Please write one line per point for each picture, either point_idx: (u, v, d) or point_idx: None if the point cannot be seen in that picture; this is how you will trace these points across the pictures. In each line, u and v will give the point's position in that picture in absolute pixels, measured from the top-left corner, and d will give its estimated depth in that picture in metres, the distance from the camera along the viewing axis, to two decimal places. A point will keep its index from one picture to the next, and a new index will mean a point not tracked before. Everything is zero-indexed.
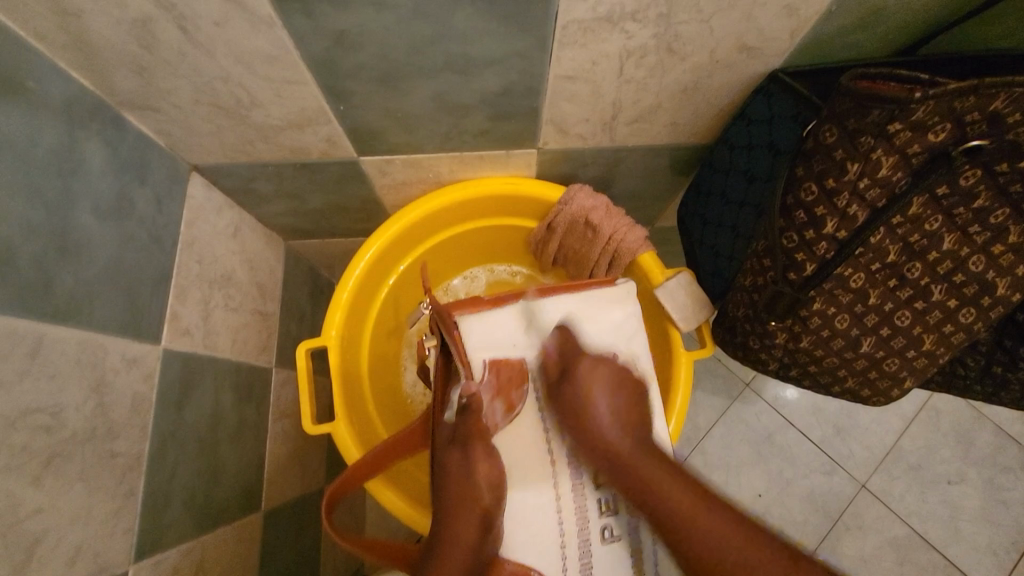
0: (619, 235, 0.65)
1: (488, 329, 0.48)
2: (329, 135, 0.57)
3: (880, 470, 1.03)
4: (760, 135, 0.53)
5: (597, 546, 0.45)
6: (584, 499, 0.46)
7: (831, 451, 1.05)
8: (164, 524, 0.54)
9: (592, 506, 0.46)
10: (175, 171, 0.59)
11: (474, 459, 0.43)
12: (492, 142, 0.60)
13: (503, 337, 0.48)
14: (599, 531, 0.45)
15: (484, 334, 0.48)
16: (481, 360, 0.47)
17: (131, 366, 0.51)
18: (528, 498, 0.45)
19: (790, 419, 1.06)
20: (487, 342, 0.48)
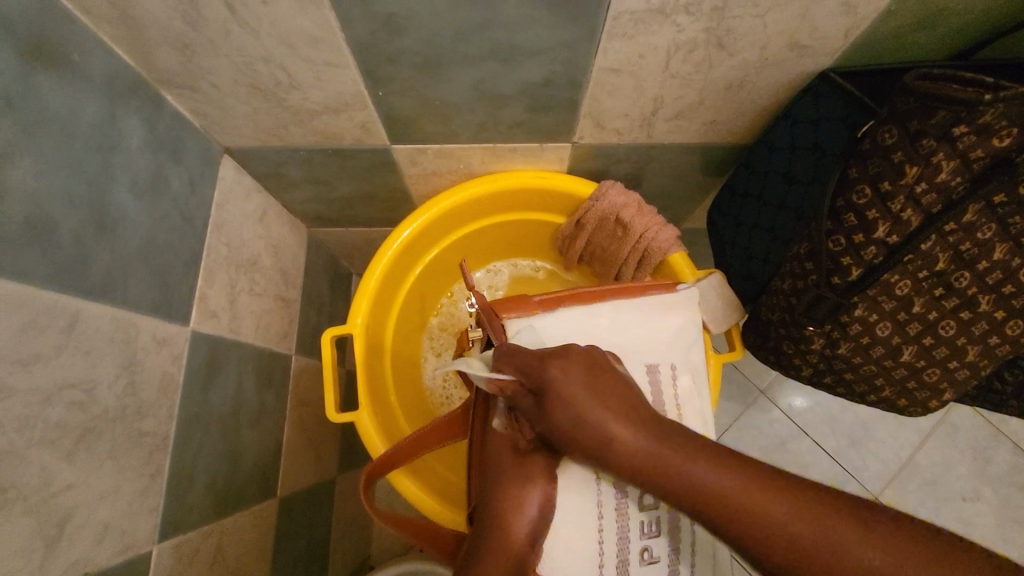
0: (650, 233, 0.65)
1: (539, 330, 0.46)
2: (364, 122, 0.56)
3: (894, 483, 1.02)
4: (803, 137, 0.52)
5: (636, 565, 0.44)
6: (627, 521, 0.44)
7: (845, 461, 1.03)
8: (187, 505, 0.54)
9: (636, 529, 0.44)
10: (208, 153, 0.58)
11: (527, 476, 0.38)
12: (526, 134, 0.59)
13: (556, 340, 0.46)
14: (640, 552, 0.44)
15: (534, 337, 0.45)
16: None
17: (161, 346, 0.50)
18: (570, 511, 0.41)
19: (805, 428, 1.05)
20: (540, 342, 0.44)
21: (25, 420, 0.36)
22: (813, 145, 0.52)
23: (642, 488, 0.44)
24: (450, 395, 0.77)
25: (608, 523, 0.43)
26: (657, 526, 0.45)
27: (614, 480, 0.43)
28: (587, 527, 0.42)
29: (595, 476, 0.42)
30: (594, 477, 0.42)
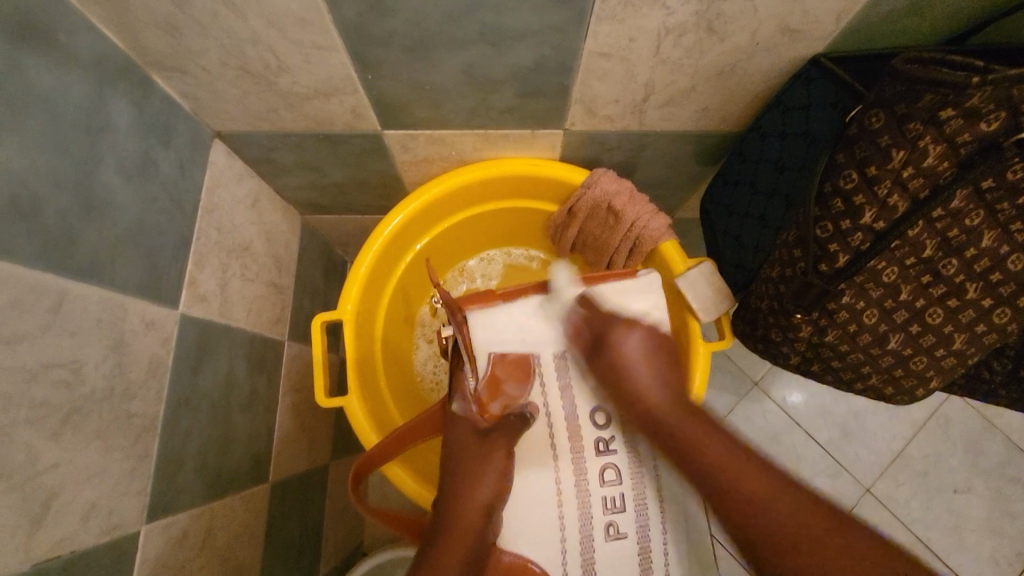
0: (642, 222, 0.64)
1: (493, 325, 0.51)
2: (354, 106, 0.56)
3: (885, 475, 1.03)
4: (795, 123, 0.52)
5: (601, 544, 0.52)
6: (588, 497, 0.53)
7: (837, 453, 1.04)
8: (177, 488, 0.54)
9: (597, 503, 0.53)
10: (199, 137, 0.58)
11: (480, 472, 0.48)
12: (518, 120, 0.59)
13: (513, 333, 0.51)
14: (604, 528, 0.53)
15: (490, 330, 0.50)
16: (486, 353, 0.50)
17: (149, 329, 0.50)
18: (536, 484, 0.53)
19: (798, 419, 1.05)
20: (499, 337, 0.51)
21: (9, 399, 0.37)
22: (805, 132, 0.52)
23: (600, 467, 0.54)
24: (441, 383, 0.77)
25: (568, 500, 0.53)
26: (621, 503, 0.54)
27: (571, 454, 0.54)
28: (549, 498, 0.52)
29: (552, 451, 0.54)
30: (553, 451, 0.54)
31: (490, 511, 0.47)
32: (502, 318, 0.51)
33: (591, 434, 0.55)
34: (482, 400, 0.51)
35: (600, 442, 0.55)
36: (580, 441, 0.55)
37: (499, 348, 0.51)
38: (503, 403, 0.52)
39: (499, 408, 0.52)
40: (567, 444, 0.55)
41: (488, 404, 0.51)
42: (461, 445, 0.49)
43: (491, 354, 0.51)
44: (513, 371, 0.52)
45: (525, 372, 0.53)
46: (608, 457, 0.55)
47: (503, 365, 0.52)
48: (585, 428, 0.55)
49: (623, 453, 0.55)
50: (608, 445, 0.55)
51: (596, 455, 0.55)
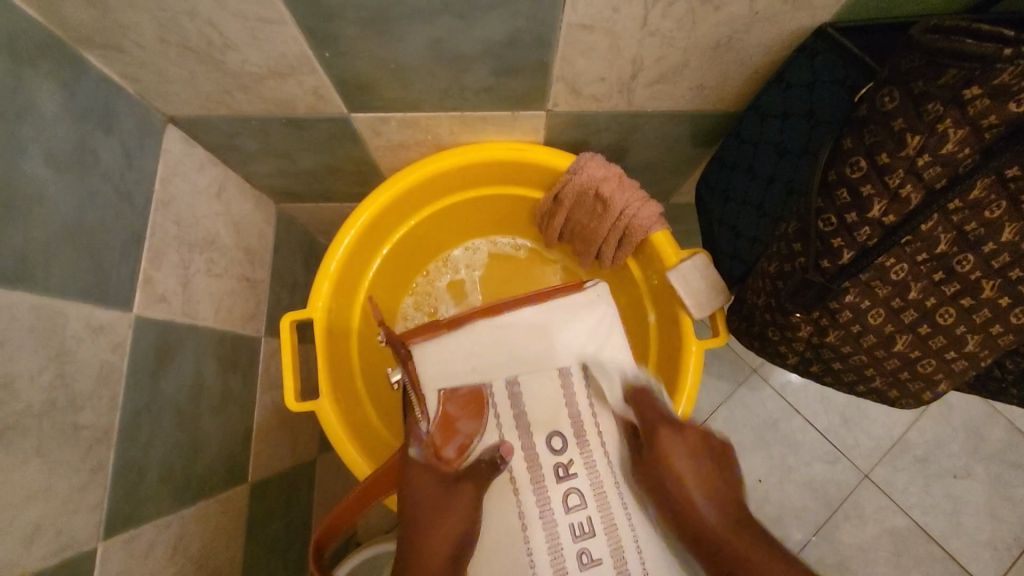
0: (631, 210, 0.60)
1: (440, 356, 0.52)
2: (315, 88, 0.51)
3: (885, 461, 1.00)
4: (798, 102, 0.47)
5: (575, 572, 0.49)
6: (555, 525, 0.51)
7: (836, 439, 1.01)
8: (138, 499, 0.51)
9: (566, 531, 0.51)
10: (148, 122, 0.54)
11: (446, 509, 0.48)
12: (496, 101, 0.54)
13: (460, 364, 0.52)
14: (577, 556, 0.50)
15: (438, 363, 0.52)
16: (435, 392, 0.52)
17: (97, 335, 0.47)
18: (499, 517, 0.52)
19: (796, 406, 1.03)
20: (445, 373, 0.52)
21: None
22: (808, 112, 0.47)
23: (563, 492, 0.53)
24: None
25: (533, 525, 0.51)
26: (590, 526, 0.51)
27: (532, 486, 0.53)
28: (514, 530, 0.51)
29: (513, 487, 0.53)
30: (512, 483, 0.52)
31: (459, 552, 0.47)
32: (446, 351, 0.52)
33: (548, 459, 0.54)
34: (437, 444, 0.52)
35: (559, 467, 0.53)
36: (539, 470, 0.53)
37: (448, 383, 0.52)
38: (460, 445, 0.53)
39: (455, 450, 0.53)
40: (526, 474, 0.53)
41: (443, 446, 0.52)
42: (425, 492, 0.49)
43: (441, 389, 0.52)
44: (464, 408, 0.52)
45: (478, 409, 0.53)
46: (569, 481, 0.53)
47: (453, 403, 0.52)
48: (542, 454, 0.54)
49: (585, 474, 0.53)
50: (568, 470, 0.53)
51: (558, 482, 0.53)
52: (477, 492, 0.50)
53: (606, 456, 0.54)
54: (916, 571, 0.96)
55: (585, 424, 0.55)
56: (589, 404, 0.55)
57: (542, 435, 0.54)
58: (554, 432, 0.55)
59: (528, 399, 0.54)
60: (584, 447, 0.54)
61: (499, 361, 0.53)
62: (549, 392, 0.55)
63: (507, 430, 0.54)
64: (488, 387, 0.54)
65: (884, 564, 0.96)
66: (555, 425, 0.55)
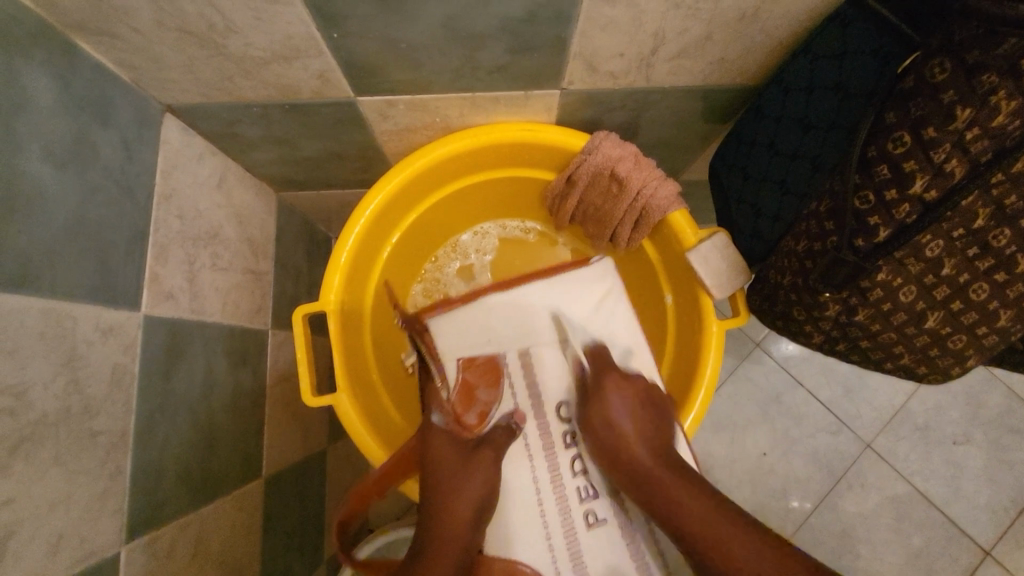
0: (648, 190, 0.59)
1: (455, 329, 0.54)
2: (321, 71, 0.49)
3: (887, 430, 1.01)
4: (826, 75, 0.46)
5: (583, 533, 0.49)
6: (562, 489, 0.50)
7: (838, 410, 1.02)
8: (159, 499, 0.51)
9: (573, 495, 0.50)
10: (145, 113, 0.51)
11: (472, 478, 0.47)
12: (509, 80, 0.52)
13: (473, 337, 0.54)
14: (584, 518, 0.49)
15: (455, 336, 0.54)
16: (452, 361, 0.53)
17: (107, 337, 0.45)
18: (512, 480, 0.50)
19: (800, 379, 1.03)
20: (459, 340, 0.54)
21: None
22: (837, 86, 0.46)
23: (572, 457, 0.52)
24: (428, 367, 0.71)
25: (545, 492, 0.50)
26: (596, 488, 0.50)
27: (542, 452, 0.52)
28: (529, 495, 0.50)
29: (527, 453, 0.52)
30: (526, 450, 0.51)
31: (481, 512, 0.46)
32: (463, 322, 0.54)
33: (557, 427, 0.53)
34: (457, 410, 0.52)
35: (567, 435, 0.52)
36: (549, 437, 0.52)
37: (464, 353, 0.53)
38: (480, 412, 0.52)
39: (475, 417, 0.53)
40: (538, 440, 0.52)
41: (464, 412, 0.52)
42: (445, 453, 0.48)
43: (458, 358, 0.53)
44: (483, 376, 0.53)
45: (495, 379, 0.53)
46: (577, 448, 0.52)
47: (471, 372, 0.53)
48: (551, 422, 0.53)
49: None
50: (575, 437, 0.52)
51: (566, 449, 0.52)
52: (496, 454, 0.49)
53: None
54: (916, 535, 0.98)
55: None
56: None
57: (550, 406, 0.53)
58: (562, 403, 0.53)
59: (540, 371, 0.54)
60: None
61: (507, 331, 0.54)
62: (553, 361, 0.54)
63: (521, 399, 0.53)
64: (503, 359, 0.54)
65: (886, 530, 0.98)
66: (562, 396, 0.53)
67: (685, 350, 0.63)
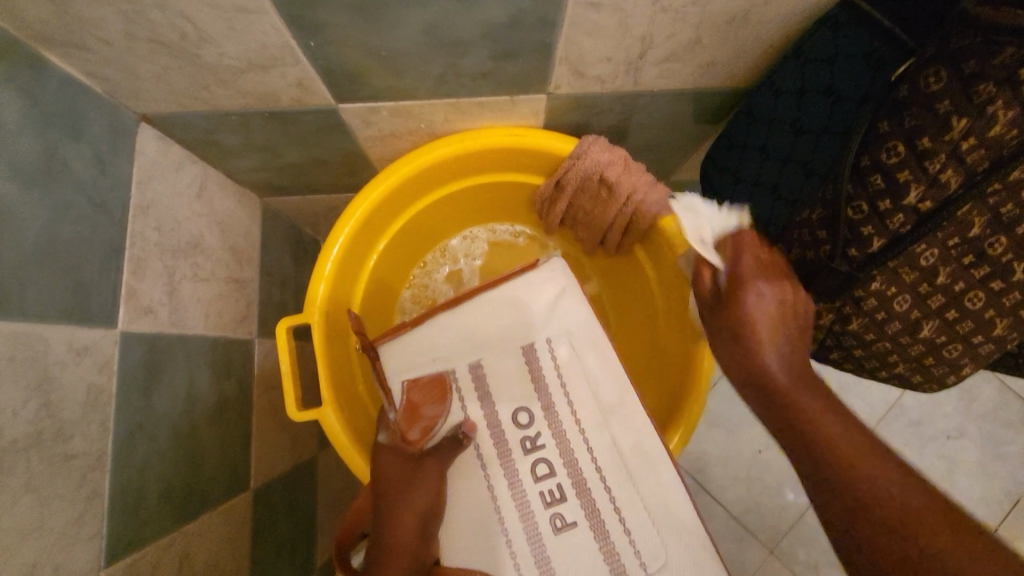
0: (637, 195, 0.58)
1: (408, 350, 0.54)
2: (299, 79, 0.47)
3: (880, 425, 1.01)
4: (818, 78, 0.45)
5: (550, 537, 0.49)
6: (524, 494, 0.51)
7: None
8: (139, 521, 0.49)
9: (536, 499, 0.51)
10: (118, 123, 0.50)
11: (414, 488, 0.49)
12: (494, 86, 0.50)
13: (421, 355, 0.54)
14: (550, 523, 0.50)
15: (404, 356, 0.54)
16: (399, 382, 0.53)
17: (82, 357, 0.44)
18: (470, 491, 0.52)
19: None
20: (409, 359, 0.53)
21: None
22: (829, 89, 0.45)
23: (532, 463, 0.52)
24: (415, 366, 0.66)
25: (505, 503, 0.51)
26: (561, 492, 0.51)
27: (497, 459, 0.52)
28: (487, 506, 0.51)
29: (480, 463, 0.52)
30: (478, 460, 0.52)
31: (427, 519, 0.48)
32: (412, 343, 0.54)
33: (515, 434, 0.53)
34: (402, 428, 0.52)
35: (526, 441, 0.53)
36: (505, 445, 0.53)
37: (411, 373, 0.53)
38: (424, 427, 0.52)
39: (420, 432, 0.52)
40: (491, 449, 0.53)
41: (408, 428, 0.52)
42: (392, 471, 0.49)
43: (405, 379, 0.53)
44: (427, 393, 0.53)
45: (442, 393, 0.54)
46: (538, 453, 0.52)
47: (416, 390, 0.53)
48: (507, 429, 0.53)
49: (554, 445, 0.52)
50: (535, 442, 0.53)
51: (525, 455, 0.52)
52: (441, 465, 0.50)
53: (578, 427, 0.53)
54: None
55: (552, 396, 0.54)
56: (556, 375, 0.54)
57: (506, 412, 0.54)
58: (521, 408, 0.54)
59: (492, 380, 0.54)
60: (552, 420, 0.53)
61: (458, 345, 0.54)
62: (509, 366, 0.55)
63: (473, 410, 0.54)
64: (450, 374, 0.54)
65: None
66: (520, 402, 0.54)
67: (678, 360, 0.62)
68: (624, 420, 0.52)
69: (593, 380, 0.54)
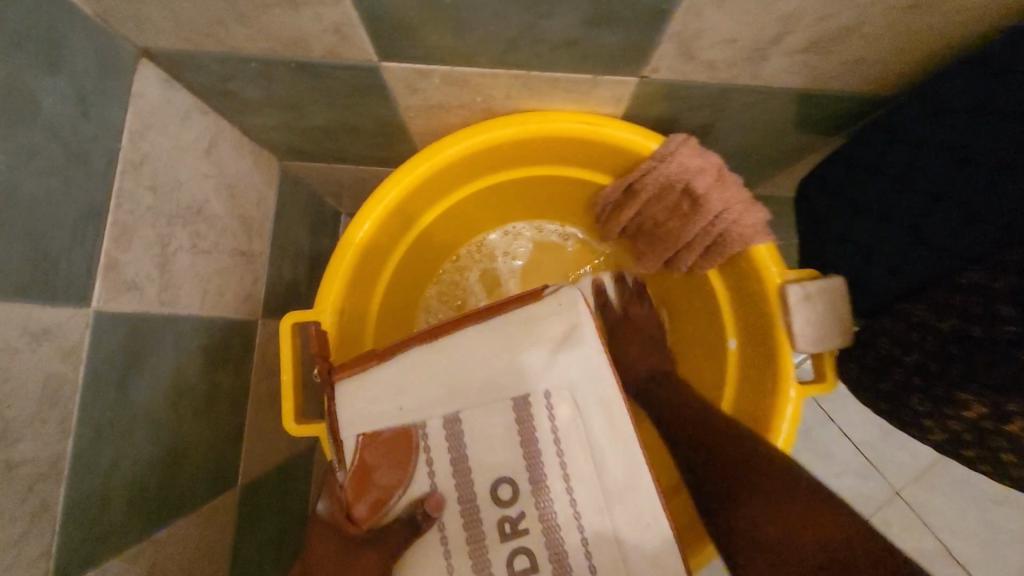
0: (730, 214, 0.48)
1: (368, 394, 0.40)
2: (336, 24, 0.37)
3: (922, 478, 0.84)
4: (1013, 95, 0.34)
5: None
6: None
7: (870, 452, 0.85)
8: (100, 533, 0.42)
9: None
10: (113, 58, 0.41)
11: None
12: (577, 60, 0.40)
13: (382, 399, 0.40)
14: None
15: (361, 399, 0.40)
16: (354, 437, 0.40)
17: (40, 342, 0.36)
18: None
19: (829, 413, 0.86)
20: (369, 407, 0.40)
21: None
22: None
23: (508, 553, 0.40)
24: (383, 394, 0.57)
25: None
26: None
27: (465, 544, 0.41)
28: None
29: (445, 548, 0.41)
30: (441, 544, 0.41)
31: None
32: (371, 384, 0.41)
33: (492, 514, 0.41)
34: (348, 498, 0.40)
35: (505, 522, 0.41)
36: (478, 527, 0.41)
37: (367, 427, 0.40)
38: (375, 499, 0.40)
39: (368, 507, 0.40)
40: (461, 531, 0.41)
41: (355, 500, 0.40)
42: (325, 555, 0.39)
43: (362, 434, 0.40)
44: (387, 456, 0.40)
45: (404, 454, 0.41)
46: (518, 540, 0.40)
47: (374, 450, 0.40)
48: (485, 505, 0.41)
49: (540, 530, 0.40)
50: (516, 525, 0.41)
51: (503, 540, 0.41)
52: (386, 557, 0.39)
53: (571, 510, 0.40)
54: None
55: (545, 466, 0.41)
56: (551, 442, 0.41)
57: (485, 484, 0.41)
58: (504, 478, 0.41)
59: (473, 443, 0.41)
60: (541, 497, 0.41)
61: (429, 392, 0.41)
62: (493, 427, 0.41)
63: (443, 479, 0.41)
64: (418, 429, 0.41)
65: None
66: (504, 473, 0.41)
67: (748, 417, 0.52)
68: (630, 509, 0.40)
69: (597, 448, 0.41)
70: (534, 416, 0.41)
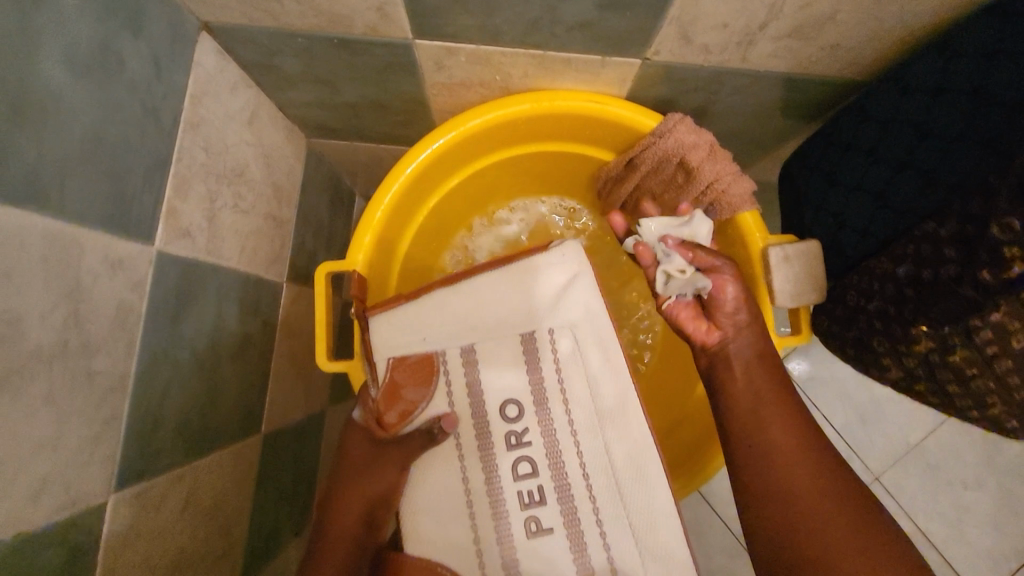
0: (720, 184, 0.53)
1: (403, 325, 0.46)
2: (381, 3, 0.43)
3: (896, 464, 0.89)
4: (963, 75, 0.39)
5: (522, 542, 0.44)
6: (500, 491, 0.45)
7: (850, 439, 0.90)
8: (151, 450, 0.47)
9: (513, 498, 0.45)
10: (180, 28, 0.46)
11: (366, 478, 0.46)
12: (589, 42, 0.46)
13: (412, 329, 0.46)
14: (524, 526, 0.44)
15: (394, 329, 0.46)
16: (384, 359, 0.46)
17: (116, 270, 0.41)
18: (439, 479, 0.46)
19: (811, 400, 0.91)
20: (400, 335, 0.46)
21: None
22: (975, 89, 0.39)
23: (513, 460, 0.45)
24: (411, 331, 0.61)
25: (478, 496, 0.45)
26: (541, 494, 0.44)
27: (477, 453, 0.46)
28: (458, 496, 0.45)
29: (458, 453, 0.46)
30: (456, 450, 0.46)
31: (378, 507, 0.46)
32: (403, 316, 0.46)
33: (500, 427, 0.46)
34: (379, 409, 0.46)
35: (511, 435, 0.46)
36: (488, 437, 0.46)
37: (398, 352, 0.46)
38: (402, 412, 0.46)
39: (396, 417, 0.46)
40: (473, 440, 0.46)
41: (385, 411, 0.46)
42: (356, 451, 0.47)
43: (391, 357, 0.46)
44: (412, 376, 0.46)
45: (427, 376, 0.46)
46: (521, 451, 0.46)
47: (402, 370, 0.46)
48: (493, 420, 0.46)
49: (542, 443, 0.45)
50: (520, 439, 0.46)
51: (508, 450, 0.46)
52: (405, 460, 0.46)
53: (569, 427, 0.46)
54: None
55: (547, 389, 0.46)
56: (554, 370, 0.46)
57: (495, 402, 0.46)
58: (511, 399, 0.47)
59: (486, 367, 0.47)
60: (543, 415, 0.46)
61: (454, 324, 0.47)
62: (505, 355, 0.47)
63: (459, 400, 0.47)
64: (440, 355, 0.47)
65: None
66: (512, 393, 0.47)
67: None
68: (621, 426, 0.45)
69: (593, 378, 0.46)
70: (539, 347, 0.47)
